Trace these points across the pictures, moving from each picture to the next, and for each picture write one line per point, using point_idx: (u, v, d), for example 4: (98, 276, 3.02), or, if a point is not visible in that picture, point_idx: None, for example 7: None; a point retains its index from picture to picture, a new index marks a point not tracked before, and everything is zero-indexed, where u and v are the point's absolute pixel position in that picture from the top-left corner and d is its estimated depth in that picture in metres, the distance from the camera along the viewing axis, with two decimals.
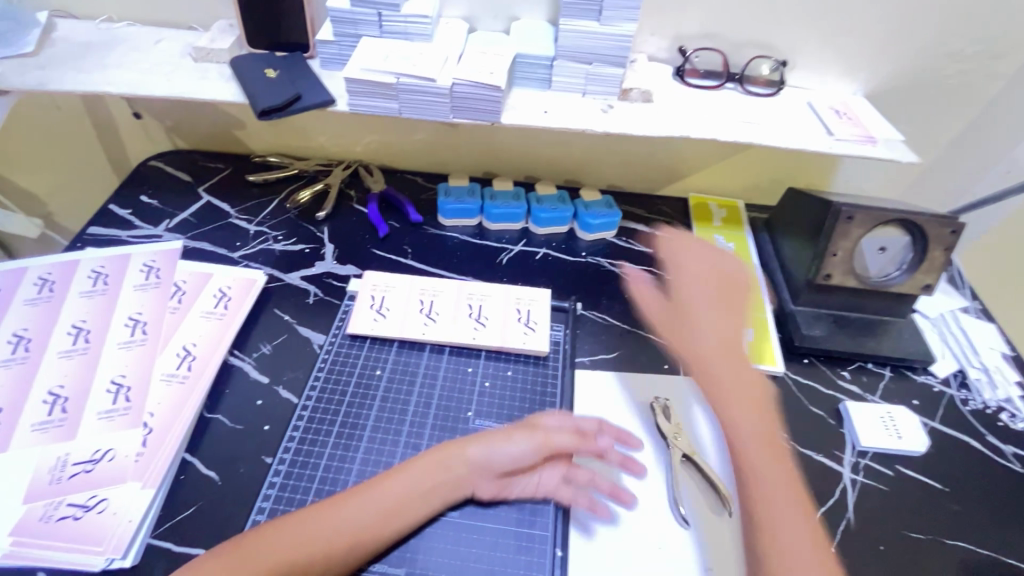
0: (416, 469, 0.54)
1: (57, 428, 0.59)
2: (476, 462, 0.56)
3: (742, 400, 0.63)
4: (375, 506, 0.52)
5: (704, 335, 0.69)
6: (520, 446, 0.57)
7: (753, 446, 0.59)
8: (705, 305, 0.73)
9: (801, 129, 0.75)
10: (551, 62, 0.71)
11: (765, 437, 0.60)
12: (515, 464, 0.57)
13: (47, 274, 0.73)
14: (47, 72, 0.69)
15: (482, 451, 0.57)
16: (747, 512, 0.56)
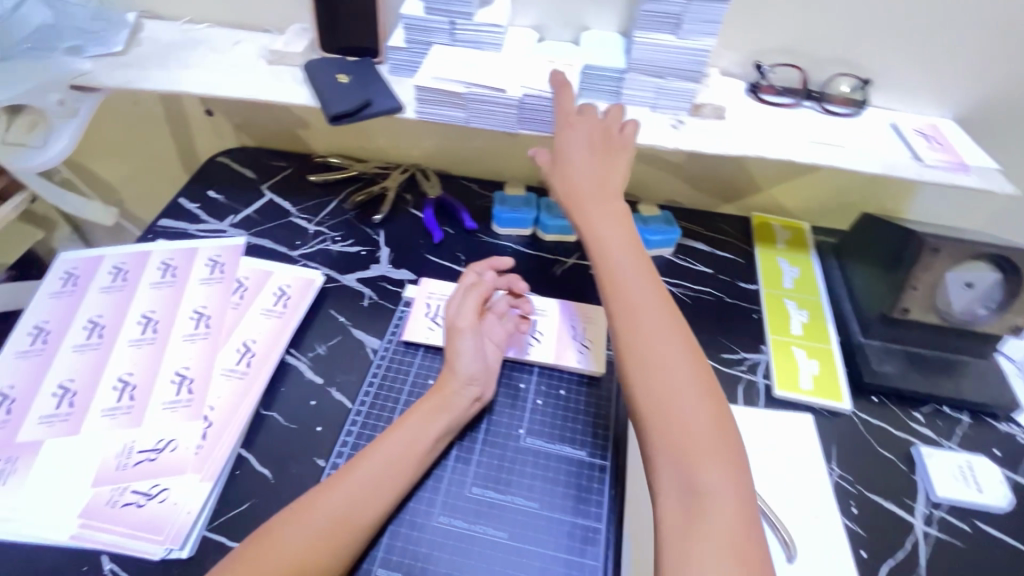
0: (421, 411, 0.58)
1: (125, 415, 0.61)
2: (460, 380, 0.60)
3: (671, 341, 0.55)
4: (395, 465, 0.54)
5: (629, 274, 0.59)
6: (472, 346, 0.63)
7: (666, 391, 0.52)
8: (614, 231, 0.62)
9: (884, 152, 0.70)
10: (621, 75, 0.68)
11: (682, 383, 0.53)
12: (487, 366, 0.63)
13: (120, 264, 0.76)
14: (134, 71, 0.72)
15: (453, 370, 0.61)
16: (666, 453, 0.50)
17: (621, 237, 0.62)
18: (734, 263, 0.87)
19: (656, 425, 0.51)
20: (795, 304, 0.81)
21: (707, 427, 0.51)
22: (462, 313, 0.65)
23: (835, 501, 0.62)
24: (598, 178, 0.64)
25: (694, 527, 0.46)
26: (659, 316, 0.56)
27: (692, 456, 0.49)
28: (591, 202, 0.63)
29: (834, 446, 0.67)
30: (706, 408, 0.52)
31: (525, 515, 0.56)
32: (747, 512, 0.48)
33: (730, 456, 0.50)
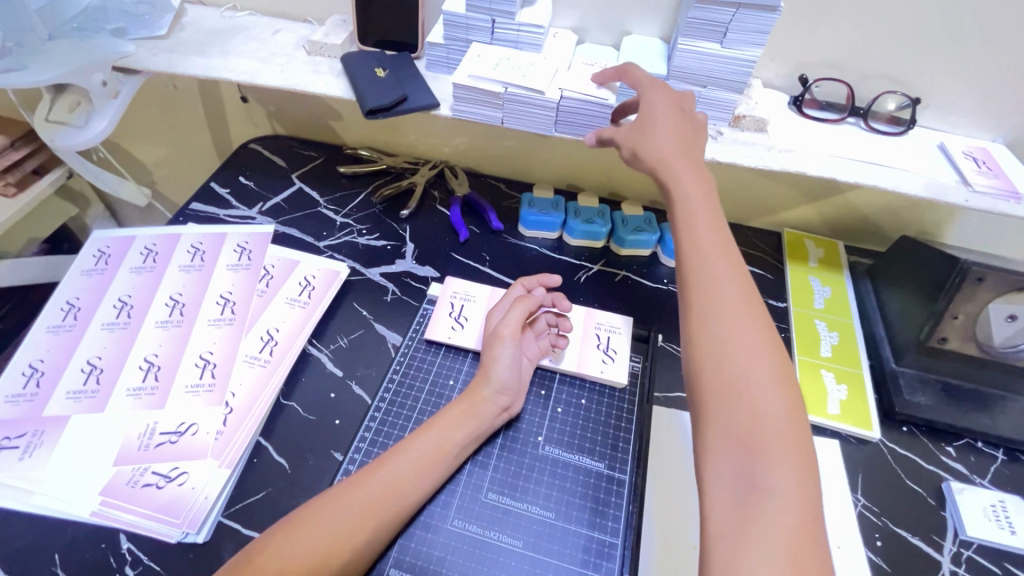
0: (446, 420, 0.58)
1: (149, 396, 0.62)
2: (492, 388, 0.60)
3: (751, 324, 0.51)
4: (418, 471, 0.54)
5: (714, 247, 0.55)
6: (509, 356, 0.62)
7: (741, 372, 0.48)
8: (698, 204, 0.57)
9: (931, 174, 0.68)
10: (662, 82, 0.67)
11: (758, 367, 0.48)
12: (520, 377, 0.63)
13: (152, 245, 0.77)
14: (175, 55, 0.72)
15: (487, 376, 0.61)
16: (728, 437, 0.46)
17: (705, 209, 0.57)
18: (763, 279, 0.86)
19: (721, 406, 0.47)
20: (825, 325, 0.79)
21: (779, 419, 0.46)
22: (507, 321, 0.64)
23: (859, 532, 0.60)
24: (680, 146, 0.59)
25: (748, 520, 0.42)
26: (741, 297, 0.52)
27: (759, 444, 0.45)
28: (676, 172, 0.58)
29: (860, 475, 0.65)
30: (782, 398, 0.47)
31: (540, 524, 0.55)
32: (812, 517, 0.43)
33: (801, 453, 0.45)
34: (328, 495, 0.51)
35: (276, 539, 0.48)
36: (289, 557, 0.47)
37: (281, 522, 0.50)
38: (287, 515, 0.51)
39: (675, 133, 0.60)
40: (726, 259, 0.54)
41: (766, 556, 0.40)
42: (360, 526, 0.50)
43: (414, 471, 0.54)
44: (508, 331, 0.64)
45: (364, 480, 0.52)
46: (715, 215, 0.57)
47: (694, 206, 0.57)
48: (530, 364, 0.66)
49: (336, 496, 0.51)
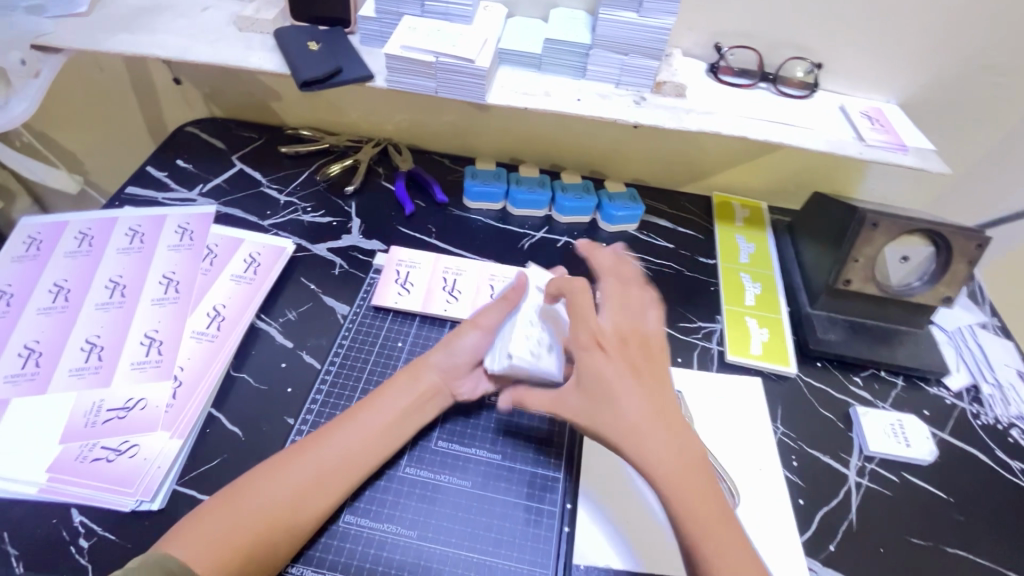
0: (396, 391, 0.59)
1: (93, 375, 0.62)
2: (442, 364, 0.62)
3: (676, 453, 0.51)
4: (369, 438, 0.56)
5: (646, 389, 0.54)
6: (474, 344, 0.63)
7: (687, 503, 0.49)
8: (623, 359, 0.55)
9: (832, 132, 0.74)
10: (588, 51, 0.71)
11: (695, 491, 0.49)
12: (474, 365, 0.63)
13: (86, 229, 0.76)
14: (99, 33, 0.71)
15: (439, 352, 0.63)
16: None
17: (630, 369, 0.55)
18: (695, 239, 0.92)
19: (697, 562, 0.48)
20: (749, 277, 0.85)
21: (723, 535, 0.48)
22: (491, 313, 0.64)
23: (778, 455, 0.67)
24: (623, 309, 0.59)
25: None
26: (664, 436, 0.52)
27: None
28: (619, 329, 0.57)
29: (780, 406, 0.72)
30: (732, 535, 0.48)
31: (488, 465, 0.59)
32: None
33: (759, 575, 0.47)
34: (278, 462, 0.53)
35: (225, 502, 0.50)
36: (240, 518, 0.49)
37: (231, 486, 0.52)
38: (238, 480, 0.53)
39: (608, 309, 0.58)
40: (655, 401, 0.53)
41: None
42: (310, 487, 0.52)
43: (362, 433, 0.56)
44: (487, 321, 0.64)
45: (311, 450, 0.54)
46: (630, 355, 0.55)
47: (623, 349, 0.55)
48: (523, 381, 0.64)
49: (285, 461, 0.53)
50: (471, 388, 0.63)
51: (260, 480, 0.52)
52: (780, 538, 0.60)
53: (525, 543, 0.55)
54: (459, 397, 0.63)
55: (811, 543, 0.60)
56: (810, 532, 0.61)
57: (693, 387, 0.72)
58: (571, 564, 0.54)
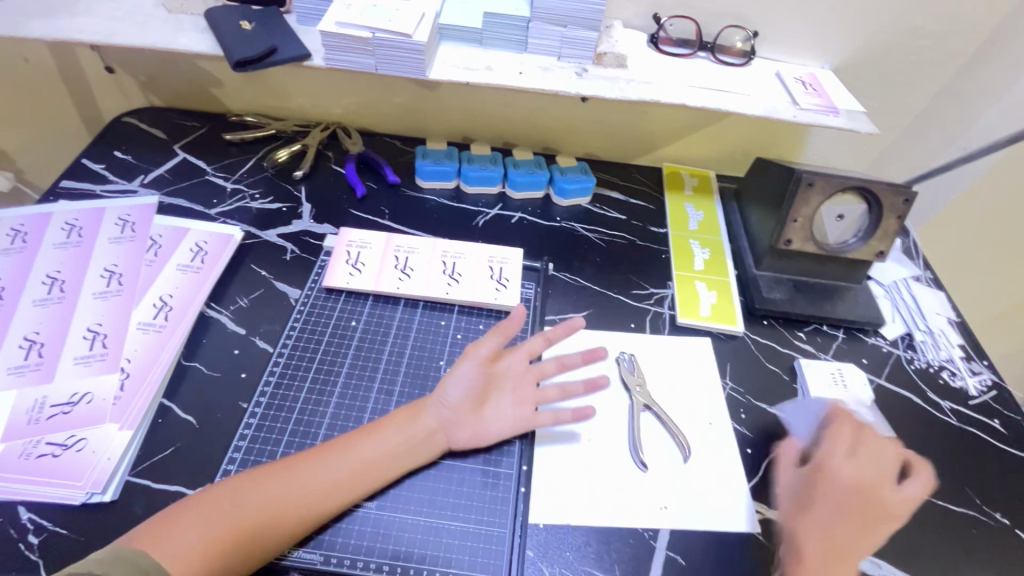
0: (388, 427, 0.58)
1: (34, 371, 0.60)
2: (442, 407, 0.60)
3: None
4: (350, 462, 0.55)
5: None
6: (469, 373, 0.61)
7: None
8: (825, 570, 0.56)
9: (768, 97, 0.77)
10: (527, 24, 0.72)
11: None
12: (471, 398, 0.61)
13: (19, 225, 0.73)
14: (15, 18, 0.67)
15: (440, 392, 0.61)
16: None
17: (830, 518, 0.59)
18: (646, 210, 0.94)
19: None
20: (698, 243, 0.88)
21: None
22: (485, 341, 0.63)
23: (727, 409, 0.70)
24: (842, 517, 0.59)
25: None
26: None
27: None
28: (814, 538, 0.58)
29: (728, 363, 0.75)
30: None
31: None
32: None
33: None
34: (251, 476, 0.53)
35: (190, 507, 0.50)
36: (211, 528, 0.49)
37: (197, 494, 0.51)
38: (208, 488, 0.52)
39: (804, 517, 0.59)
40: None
41: None
42: (289, 499, 0.52)
43: (337, 448, 0.55)
44: (484, 347, 0.63)
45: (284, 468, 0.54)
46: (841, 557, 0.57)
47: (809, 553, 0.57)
48: (515, 422, 0.61)
49: (257, 475, 0.53)
50: (469, 437, 0.60)
51: (232, 493, 0.51)
52: (731, 486, 0.63)
53: (483, 505, 0.57)
54: (454, 444, 0.59)
55: (759, 488, 0.64)
56: (758, 477, 0.64)
57: (646, 350, 0.74)
58: (529, 522, 0.57)
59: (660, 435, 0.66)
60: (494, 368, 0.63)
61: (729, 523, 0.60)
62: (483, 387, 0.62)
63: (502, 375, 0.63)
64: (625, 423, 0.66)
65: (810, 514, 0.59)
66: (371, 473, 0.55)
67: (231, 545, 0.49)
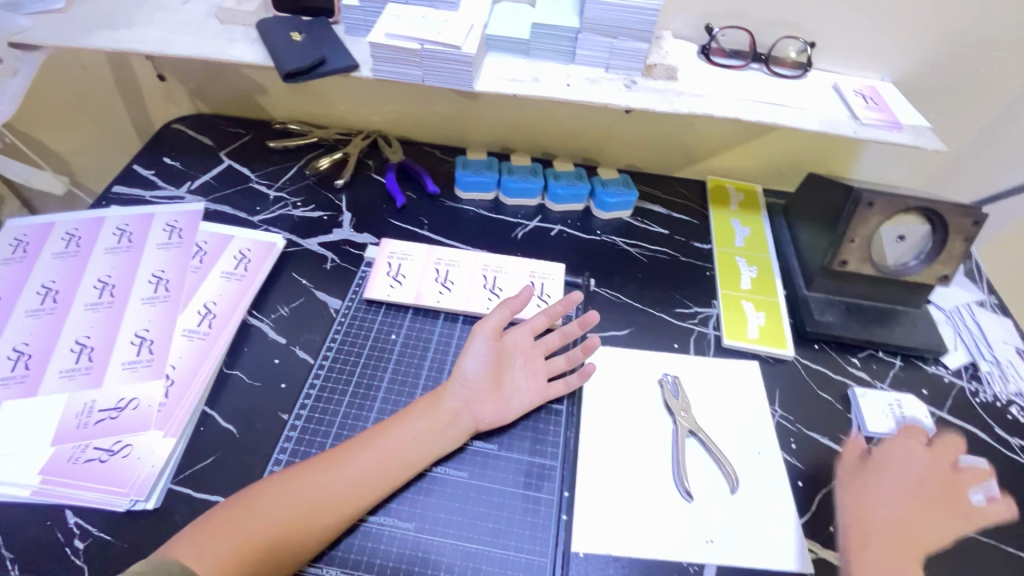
0: (414, 418, 0.58)
1: (84, 375, 0.61)
2: (463, 388, 0.61)
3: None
4: (379, 458, 0.55)
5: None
6: (483, 349, 0.62)
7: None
8: (880, 548, 0.55)
9: (825, 111, 0.74)
10: (576, 35, 0.70)
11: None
12: (488, 374, 0.62)
13: (74, 230, 0.75)
14: (77, 29, 0.69)
15: (458, 373, 0.62)
16: None
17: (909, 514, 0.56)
18: (690, 225, 0.91)
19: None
20: (745, 261, 0.85)
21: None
22: (494, 312, 0.64)
23: (776, 438, 0.67)
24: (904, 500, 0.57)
25: None
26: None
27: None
28: (869, 510, 0.58)
29: (777, 388, 0.72)
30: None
31: (484, 456, 0.60)
32: None
33: None
34: (282, 475, 0.53)
35: (231, 513, 0.50)
36: (244, 529, 0.49)
37: (236, 497, 0.52)
38: (243, 491, 0.53)
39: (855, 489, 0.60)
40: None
41: None
42: (321, 494, 0.52)
43: (366, 444, 0.56)
44: (493, 321, 0.64)
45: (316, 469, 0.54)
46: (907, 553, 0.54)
47: (882, 548, 0.55)
48: (533, 394, 0.63)
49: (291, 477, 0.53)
50: (494, 416, 0.61)
51: (270, 495, 0.51)
52: (781, 521, 0.60)
53: (523, 531, 0.55)
54: (479, 424, 0.60)
55: (811, 525, 0.60)
56: (810, 513, 0.61)
57: (690, 372, 0.71)
58: (571, 552, 0.55)
59: (706, 463, 0.63)
60: (504, 343, 0.65)
61: (779, 561, 0.57)
62: (497, 363, 0.63)
63: (511, 350, 0.65)
64: (669, 450, 0.63)
65: (864, 494, 0.60)
66: (400, 464, 0.55)
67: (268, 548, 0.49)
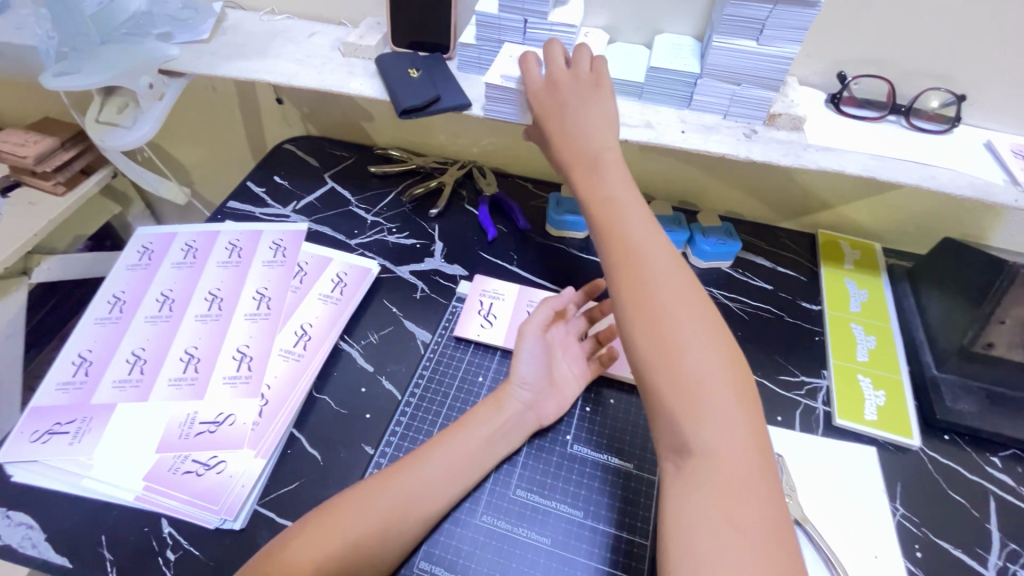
0: (481, 422, 0.59)
1: (189, 386, 0.64)
2: (523, 390, 0.62)
3: (738, 436, 0.44)
4: (449, 471, 0.56)
5: (695, 356, 0.46)
6: (531, 352, 0.64)
7: (676, 498, 0.43)
8: (693, 334, 0.46)
9: (977, 172, 0.65)
10: (695, 80, 0.67)
11: (748, 485, 0.42)
12: (545, 374, 0.64)
13: (192, 242, 0.80)
14: (217, 58, 0.74)
15: (516, 377, 0.63)
16: (666, 407, 0.46)
17: (640, 222, 0.53)
18: (798, 282, 0.84)
19: (663, 392, 0.46)
20: (861, 328, 0.76)
21: (772, 540, 0.40)
22: (536, 312, 0.66)
23: (898, 543, 0.58)
24: (601, 124, 0.59)
25: (689, 482, 0.43)
26: (732, 412, 0.44)
27: (681, 420, 0.45)
28: (559, 85, 0.60)
29: (900, 482, 0.63)
30: (709, 371, 0.45)
31: (569, 522, 0.56)
32: (757, 483, 0.42)
33: (738, 415, 0.44)
34: (362, 486, 0.54)
35: (312, 524, 0.50)
36: (328, 539, 0.49)
37: (316, 509, 0.52)
38: (322, 504, 0.53)
39: (580, 94, 0.60)
40: (721, 373, 0.46)
41: (705, 523, 0.41)
42: (395, 505, 0.52)
43: (439, 450, 0.57)
44: (537, 321, 0.66)
45: (389, 481, 0.54)
46: (700, 294, 0.49)
47: (671, 311, 0.48)
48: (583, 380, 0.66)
49: (369, 490, 0.53)
50: (556, 410, 0.63)
51: (345, 509, 0.51)
52: None
53: None
54: (542, 421, 0.62)
55: None
56: None
57: (795, 451, 0.64)
58: None
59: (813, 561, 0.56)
60: (552, 343, 0.66)
61: None
62: (551, 363, 0.65)
63: (558, 347, 0.66)
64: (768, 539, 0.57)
65: (603, 188, 0.56)
66: (466, 465, 0.57)
67: (344, 565, 0.48)
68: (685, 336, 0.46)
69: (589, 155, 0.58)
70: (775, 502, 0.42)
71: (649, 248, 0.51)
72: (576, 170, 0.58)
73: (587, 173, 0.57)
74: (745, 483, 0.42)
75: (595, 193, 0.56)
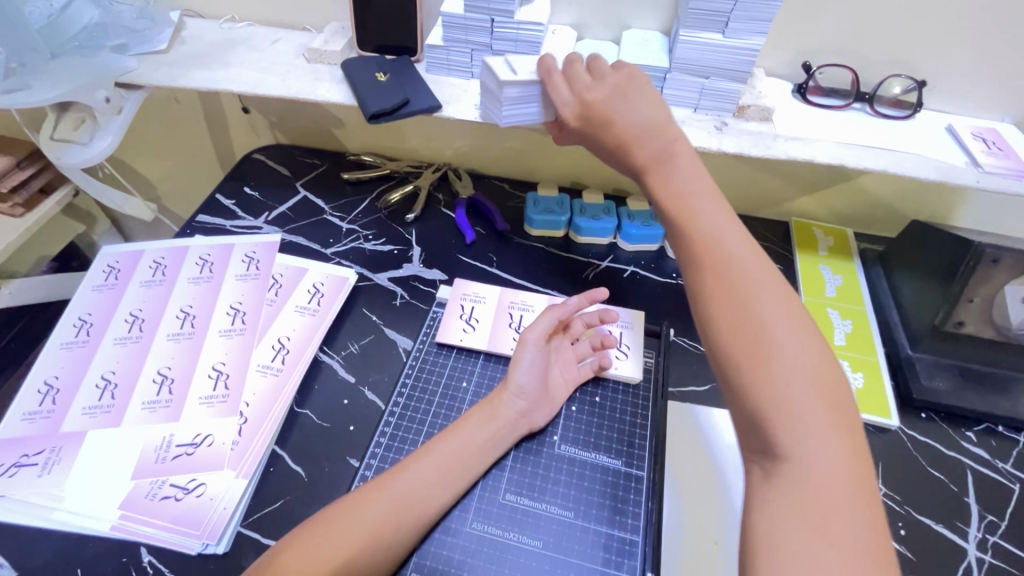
0: (474, 429, 0.59)
1: (164, 409, 0.62)
2: (518, 398, 0.61)
3: (831, 446, 0.44)
4: (441, 481, 0.55)
5: (791, 364, 0.46)
6: (530, 360, 0.64)
7: (763, 503, 0.44)
8: (788, 343, 0.47)
9: (939, 155, 0.67)
10: (665, 75, 0.67)
11: (841, 495, 0.42)
12: (542, 381, 0.63)
13: (161, 258, 0.78)
14: (176, 69, 0.72)
15: (513, 385, 0.62)
16: (756, 414, 0.46)
17: (724, 227, 0.53)
18: None
19: (752, 399, 0.46)
20: (838, 313, 0.78)
21: (868, 553, 0.40)
22: (539, 319, 0.66)
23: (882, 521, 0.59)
24: (664, 125, 0.58)
25: (777, 489, 0.43)
26: (823, 420, 0.44)
27: (771, 427, 0.45)
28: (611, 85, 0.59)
29: (881, 462, 0.64)
30: (804, 381, 0.45)
31: (560, 524, 0.56)
32: (849, 493, 0.42)
33: (833, 425, 0.45)
34: (347, 500, 0.52)
35: (296, 543, 0.49)
36: (314, 558, 0.48)
37: (300, 526, 0.50)
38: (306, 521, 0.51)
39: (641, 97, 0.59)
40: (813, 382, 0.46)
41: (801, 531, 0.41)
42: (383, 520, 0.51)
43: (425, 459, 0.56)
44: (539, 328, 0.65)
45: (374, 495, 0.52)
46: (791, 298, 0.50)
47: (764, 318, 0.48)
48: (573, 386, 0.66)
49: (354, 505, 0.51)
50: (547, 418, 0.63)
51: (331, 526, 0.50)
52: None
53: None
54: (534, 428, 0.62)
55: None
56: None
57: None
58: None
59: None
60: (550, 350, 0.66)
61: None
62: (547, 372, 0.64)
63: (555, 355, 0.66)
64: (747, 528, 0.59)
65: (679, 189, 0.55)
66: (455, 472, 0.56)
67: None
68: (782, 343, 0.47)
69: (658, 154, 0.57)
70: (867, 512, 0.42)
71: (737, 252, 0.51)
72: (647, 169, 0.57)
73: (658, 171, 0.56)
74: (840, 492, 0.42)
75: (667, 191, 0.56)
